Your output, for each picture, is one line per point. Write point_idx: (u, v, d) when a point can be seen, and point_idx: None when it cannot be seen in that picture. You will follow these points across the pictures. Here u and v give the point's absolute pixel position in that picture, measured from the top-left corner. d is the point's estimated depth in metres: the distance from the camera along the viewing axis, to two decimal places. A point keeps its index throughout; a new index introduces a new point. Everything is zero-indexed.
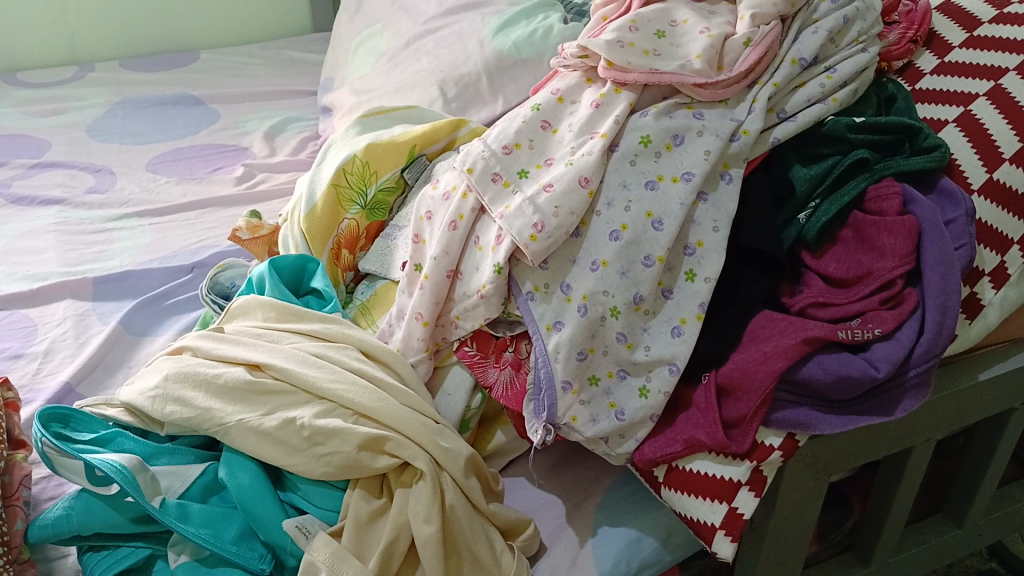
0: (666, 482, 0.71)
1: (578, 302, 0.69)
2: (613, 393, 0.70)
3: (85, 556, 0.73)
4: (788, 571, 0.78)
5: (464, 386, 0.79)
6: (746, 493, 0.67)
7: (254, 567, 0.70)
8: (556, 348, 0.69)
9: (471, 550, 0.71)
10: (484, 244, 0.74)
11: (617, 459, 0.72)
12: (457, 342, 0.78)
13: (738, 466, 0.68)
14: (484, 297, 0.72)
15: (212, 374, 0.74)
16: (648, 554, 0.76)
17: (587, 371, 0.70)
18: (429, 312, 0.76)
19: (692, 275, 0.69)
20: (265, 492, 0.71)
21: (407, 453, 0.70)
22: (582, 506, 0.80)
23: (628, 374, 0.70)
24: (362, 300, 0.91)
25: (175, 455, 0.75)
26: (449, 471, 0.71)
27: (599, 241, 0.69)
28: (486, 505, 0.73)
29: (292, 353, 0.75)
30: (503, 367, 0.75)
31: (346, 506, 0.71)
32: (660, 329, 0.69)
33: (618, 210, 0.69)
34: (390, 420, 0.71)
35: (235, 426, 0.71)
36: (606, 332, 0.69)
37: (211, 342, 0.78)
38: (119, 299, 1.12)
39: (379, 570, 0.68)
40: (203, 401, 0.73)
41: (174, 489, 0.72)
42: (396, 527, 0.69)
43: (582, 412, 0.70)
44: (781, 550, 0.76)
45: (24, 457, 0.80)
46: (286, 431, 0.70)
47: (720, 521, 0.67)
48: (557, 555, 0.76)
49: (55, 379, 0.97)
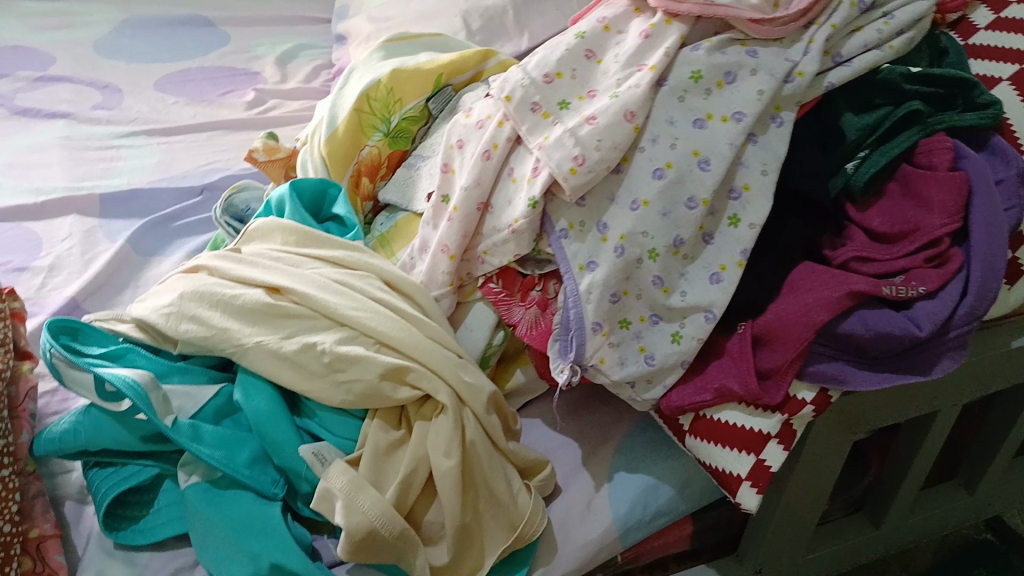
0: (691, 430, 0.69)
1: (615, 242, 0.66)
2: (644, 337, 0.68)
3: (91, 472, 0.73)
4: (801, 520, 0.78)
5: (487, 323, 0.77)
6: (775, 446, 0.66)
7: (268, 491, 0.69)
8: (588, 289, 0.67)
9: (489, 487, 0.70)
10: (518, 176, 0.71)
11: (642, 404, 0.70)
12: (482, 279, 0.76)
13: (768, 418, 0.66)
14: (514, 232, 0.70)
15: (230, 294, 0.72)
16: (664, 502, 0.77)
17: (618, 314, 0.68)
18: (456, 245, 0.73)
19: (736, 220, 0.66)
20: (282, 418, 0.69)
21: (429, 385, 0.68)
22: (598, 451, 0.79)
23: (660, 319, 0.68)
24: (381, 231, 0.88)
25: (188, 375, 0.74)
26: (471, 406, 0.70)
27: (641, 178, 0.66)
28: (506, 444, 0.72)
29: (313, 279, 0.73)
30: (528, 306, 0.74)
31: (364, 436, 0.69)
32: (698, 274, 0.67)
33: (663, 147, 0.66)
34: (412, 351, 0.69)
35: (252, 348, 0.69)
36: (642, 274, 0.66)
37: (228, 262, 0.76)
38: (127, 218, 1.09)
39: (396, 501, 0.67)
40: (219, 320, 0.71)
41: (186, 410, 0.71)
42: (414, 461, 0.68)
43: (611, 355, 0.68)
44: (799, 501, 0.75)
45: (30, 369, 0.76)
46: (306, 356, 0.68)
47: (747, 471, 0.66)
48: (572, 497, 0.76)
49: (61, 295, 0.94)
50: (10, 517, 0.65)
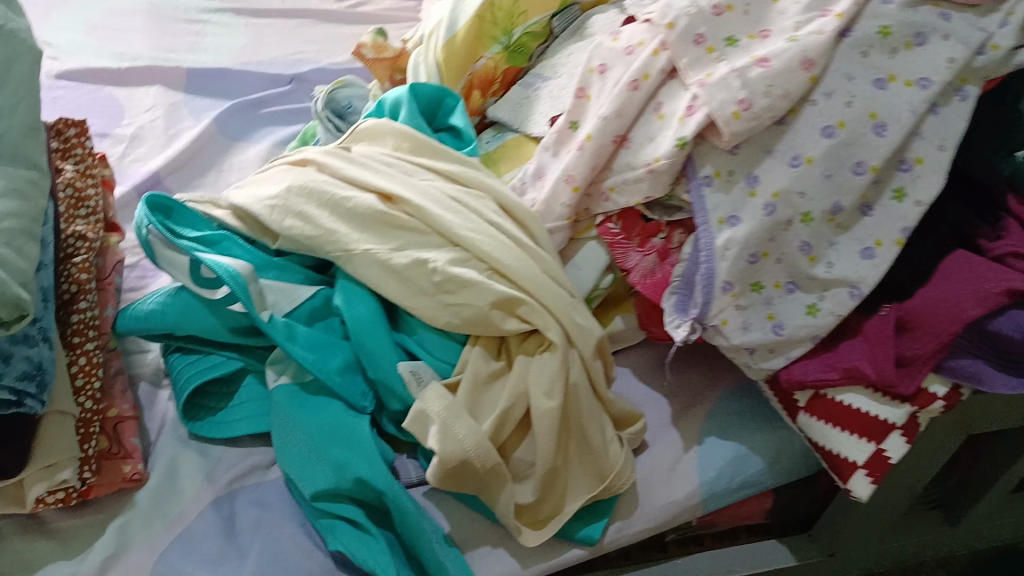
0: (807, 408, 0.66)
1: (765, 199, 0.62)
2: (775, 304, 0.64)
3: (173, 357, 0.70)
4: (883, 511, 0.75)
5: (598, 265, 0.72)
6: (897, 437, 0.63)
7: (357, 404, 0.66)
8: (726, 245, 0.63)
9: (583, 433, 0.67)
10: (667, 114, 0.65)
11: (756, 373, 0.66)
12: (601, 217, 0.72)
13: (896, 408, 0.63)
14: (653, 172, 0.65)
15: (340, 196, 0.68)
16: (752, 473, 0.73)
17: (752, 276, 0.64)
18: (583, 176, 0.69)
19: (901, 193, 0.61)
20: (380, 330, 0.66)
21: (540, 321, 0.65)
22: (690, 412, 0.76)
23: (798, 288, 0.64)
24: (489, 150, 0.83)
25: (284, 272, 0.70)
26: (578, 348, 0.66)
27: (806, 133, 0.61)
28: (605, 392, 0.68)
29: (428, 191, 0.69)
30: (647, 253, 0.69)
31: (464, 362, 0.66)
32: (850, 246, 0.62)
33: (836, 103, 0.61)
34: (526, 283, 0.65)
35: (359, 255, 0.66)
36: (788, 237, 0.62)
37: (338, 161, 0.72)
38: (212, 98, 1.04)
39: (491, 434, 0.63)
40: (327, 221, 0.67)
41: (280, 307, 0.68)
42: (513, 396, 0.64)
43: (736, 317, 0.64)
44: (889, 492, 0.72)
45: (116, 241, 0.74)
46: (416, 272, 0.65)
47: (865, 459, 0.63)
48: (659, 454, 0.73)
49: (143, 168, 0.91)
50: (92, 394, 0.62)
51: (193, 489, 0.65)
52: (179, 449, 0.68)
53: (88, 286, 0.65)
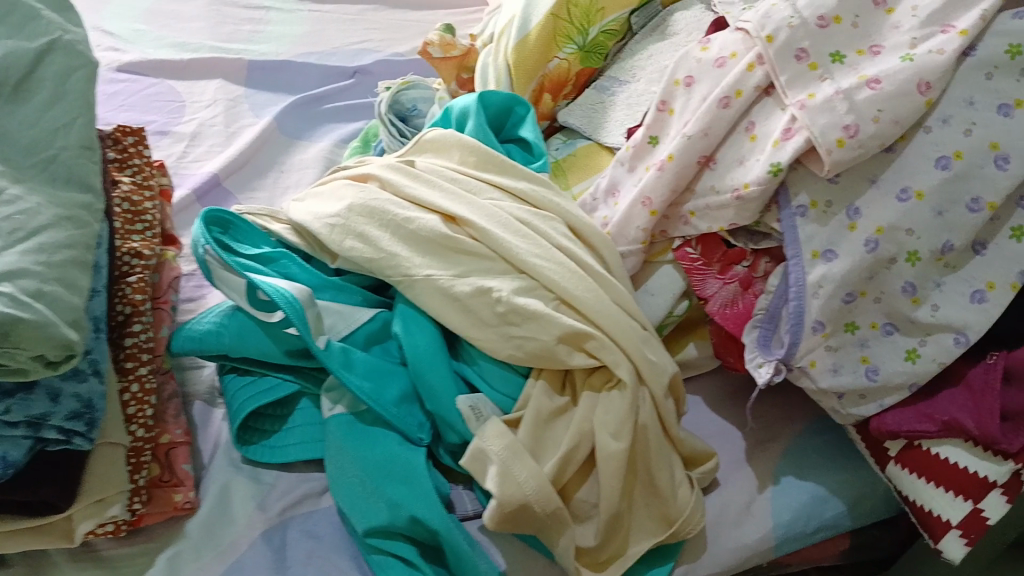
0: (897, 458, 0.60)
1: (867, 234, 0.56)
2: (870, 346, 0.58)
3: (228, 376, 0.68)
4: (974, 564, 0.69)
5: (673, 291, 0.67)
6: (998, 496, 0.56)
7: (414, 437, 0.64)
8: (819, 282, 0.57)
9: (651, 475, 0.63)
10: (759, 134, 0.59)
11: (845, 419, 0.61)
12: (679, 240, 0.66)
13: (998, 465, 0.56)
14: (740, 199, 0.59)
15: (402, 216, 0.64)
16: (830, 517, 0.68)
17: (846, 316, 0.58)
18: (661, 200, 0.63)
19: (1020, 232, 0.55)
20: (440, 360, 0.63)
21: (609, 359, 0.60)
22: (765, 447, 0.71)
23: (897, 331, 0.58)
24: (557, 158, 0.78)
25: (341, 293, 0.67)
26: (649, 386, 0.62)
27: (918, 163, 0.55)
28: (677, 432, 0.64)
29: (494, 212, 0.64)
30: (727, 282, 0.64)
31: (525, 396, 0.62)
32: (958, 289, 0.56)
33: (955, 130, 0.54)
34: (596, 317, 0.61)
35: (421, 281, 0.62)
36: (890, 277, 0.56)
37: (401, 175, 0.67)
38: (273, 92, 1.01)
39: (554, 476, 0.60)
40: (388, 243, 0.63)
41: (338, 331, 0.65)
42: (579, 435, 0.61)
43: (824, 359, 0.59)
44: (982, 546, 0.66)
45: (175, 256, 0.71)
46: (479, 302, 0.61)
47: (958, 519, 0.57)
48: (730, 495, 0.68)
49: (202, 169, 0.89)
50: (144, 421, 0.61)
51: (246, 517, 0.64)
52: (232, 474, 0.66)
53: (144, 307, 0.64)
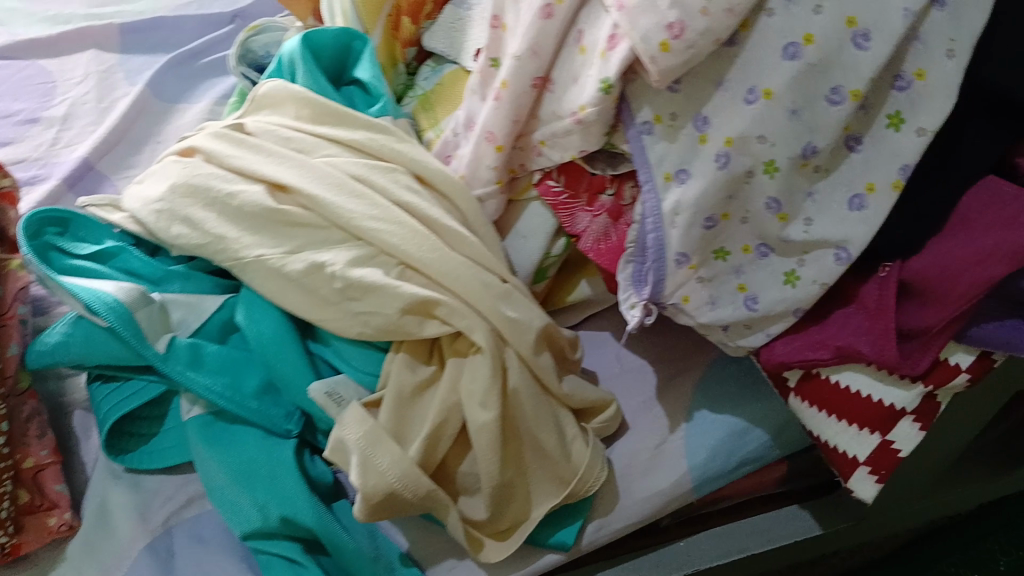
0: (797, 391, 0.53)
1: (717, 147, 0.47)
2: (746, 273, 0.51)
3: (94, 385, 0.65)
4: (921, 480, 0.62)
5: (545, 231, 0.60)
6: (907, 424, 0.50)
7: (279, 429, 0.59)
8: (675, 209, 0.49)
9: (535, 439, 0.57)
10: (588, 45, 0.51)
11: (734, 351, 0.54)
12: (540, 173, 0.58)
13: (906, 391, 0.49)
14: (581, 123, 0.51)
15: (226, 193, 0.57)
16: (754, 449, 0.62)
17: (714, 242, 0.50)
18: (505, 133, 0.55)
19: (898, 119, 0.46)
20: (288, 346, 0.58)
21: (462, 324, 0.55)
22: (677, 380, 0.65)
23: (772, 252, 0.50)
24: (425, 90, 0.69)
25: (189, 282, 0.63)
26: (513, 345, 0.56)
27: (765, 56, 0.45)
28: (559, 387, 0.58)
29: (325, 173, 0.57)
30: (596, 214, 0.57)
31: (386, 375, 0.57)
32: (833, 196, 0.48)
33: (804, 9, 0.44)
34: (444, 278, 0.55)
35: (252, 263, 0.56)
36: (752, 193, 0.48)
37: (228, 144, 0.60)
38: (150, 55, 0.94)
39: (421, 458, 0.55)
40: (214, 224, 0.57)
41: (188, 324, 0.61)
42: (444, 409, 0.55)
43: (698, 292, 0.51)
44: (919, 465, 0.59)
45: (21, 264, 0.67)
46: (315, 279, 0.55)
47: (867, 456, 0.50)
48: (639, 439, 0.63)
49: (72, 154, 0.82)
50: None
51: (127, 530, 0.61)
52: (109, 487, 0.63)
53: None
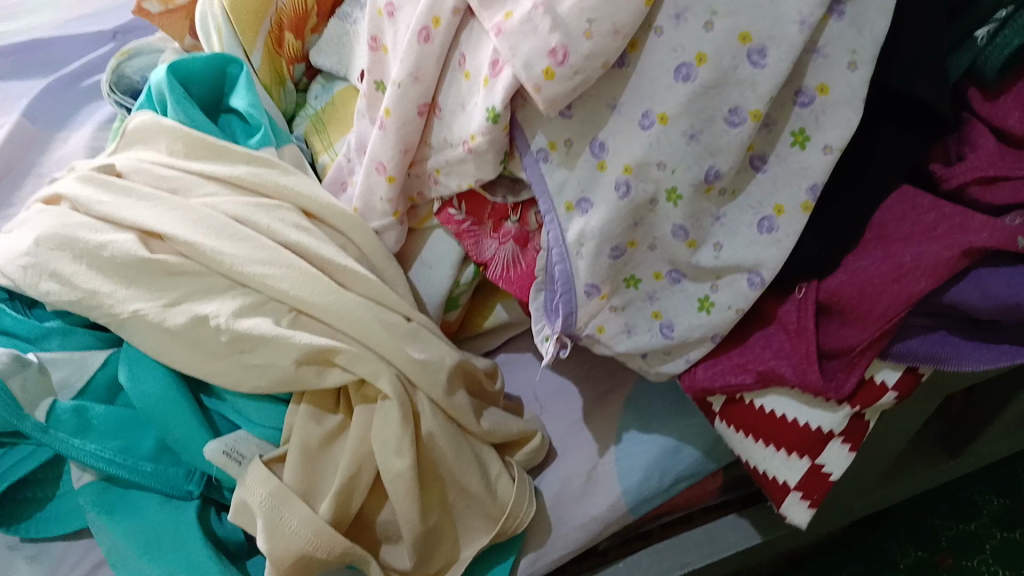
0: (724, 416, 0.51)
1: (616, 175, 0.44)
2: (659, 299, 0.48)
3: None
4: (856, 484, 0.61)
5: (451, 259, 0.56)
6: (838, 446, 0.48)
7: (179, 491, 0.55)
8: (579, 240, 0.46)
9: (458, 481, 0.54)
10: (472, 69, 0.47)
11: (657, 376, 0.52)
12: (439, 202, 0.54)
13: (832, 413, 0.47)
14: (473, 152, 0.47)
15: (95, 243, 0.51)
16: (687, 467, 0.60)
17: (623, 271, 0.47)
18: (394, 163, 0.51)
19: (802, 137, 0.43)
20: (181, 405, 0.53)
21: (367, 371, 0.50)
22: (605, 401, 0.63)
23: (684, 277, 0.47)
24: (316, 110, 0.65)
25: (70, 338, 0.57)
26: (424, 389, 0.52)
27: (656, 76, 0.42)
28: (478, 424, 0.55)
29: (204, 216, 0.52)
30: (503, 241, 0.53)
31: (290, 427, 0.53)
32: (741, 218, 0.45)
33: (693, 26, 0.41)
34: (341, 324, 0.51)
35: (130, 320, 0.50)
36: (657, 220, 0.45)
37: (94, 186, 0.54)
38: (29, 78, 0.88)
39: (334, 516, 0.51)
40: (84, 278, 0.50)
41: (72, 385, 0.55)
42: (354, 461, 0.51)
43: (613, 321, 0.48)
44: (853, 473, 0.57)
45: None
46: (199, 333, 0.50)
47: (798, 481, 0.48)
48: (570, 466, 0.60)
49: None
50: None
51: None
52: None
53: None
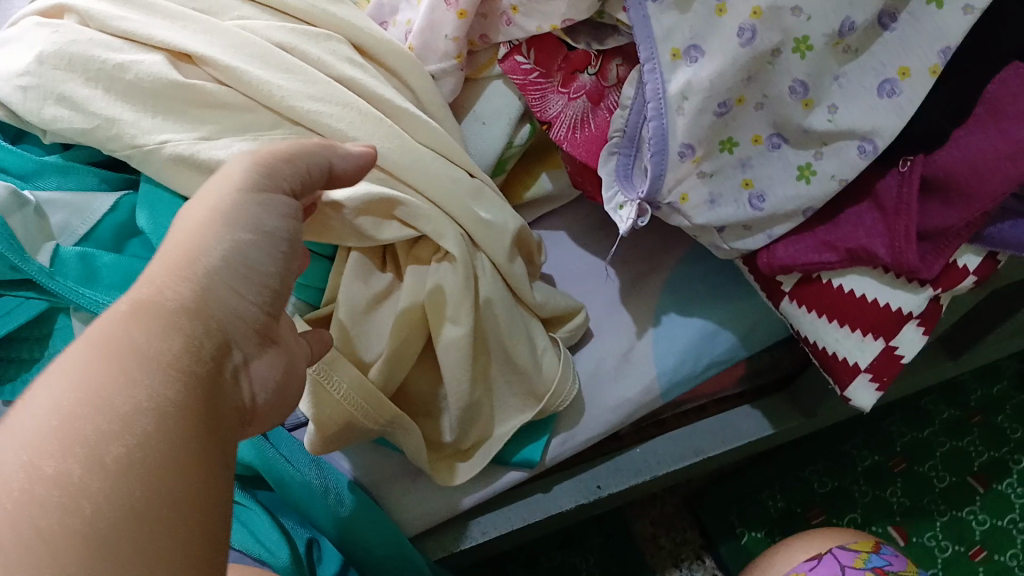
0: (793, 295, 0.49)
1: (742, 20, 0.40)
2: (752, 168, 0.45)
3: None
4: None
5: (508, 115, 0.52)
6: (912, 328, 0.47)
7: None
8: (684, 92, 0.42)
9: (506, 351, 0.50)
10: None
11: (727, 253, 0.49)
12: (507, 47, 0.50)
13: (914, 293, 0.46)
14: None
15: (112, 64, 0.44)
16: (723, 352, 0.58)
17: (722, 132, 0.44)
18: None
19: None
20: None
21: (432, 228, 0.46)
22: (642, 281, 0.60)
23: (785, 143, 0.44)
24: None
25: (70, 177, 0.51)
26: (486, 251, 0.49)
27: None
28: (531, 295, 0.51)
29: (240, 40, 0.46)
30: (574, 97, 0.48)
31: (331, 285, 0.49)
32: (861, 80, 0.42)
33: None
34: (405, 174, 0.46)
35: (157, 152, 0.44)
36: (776, 76, 0.42)
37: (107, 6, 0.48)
38: None
39: (382, 381, 0.48)
40: (102, 103, 0.44)
41: (72, 230, 0.50)
42: (404, 325, 0.47)
43: (698, 189, 0.45)
44: None
45: None
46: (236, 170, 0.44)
47: (870, 363, 0.47)
48: (605, 346, 0.58)
49: None
50: None
51: None
52: None
53: None
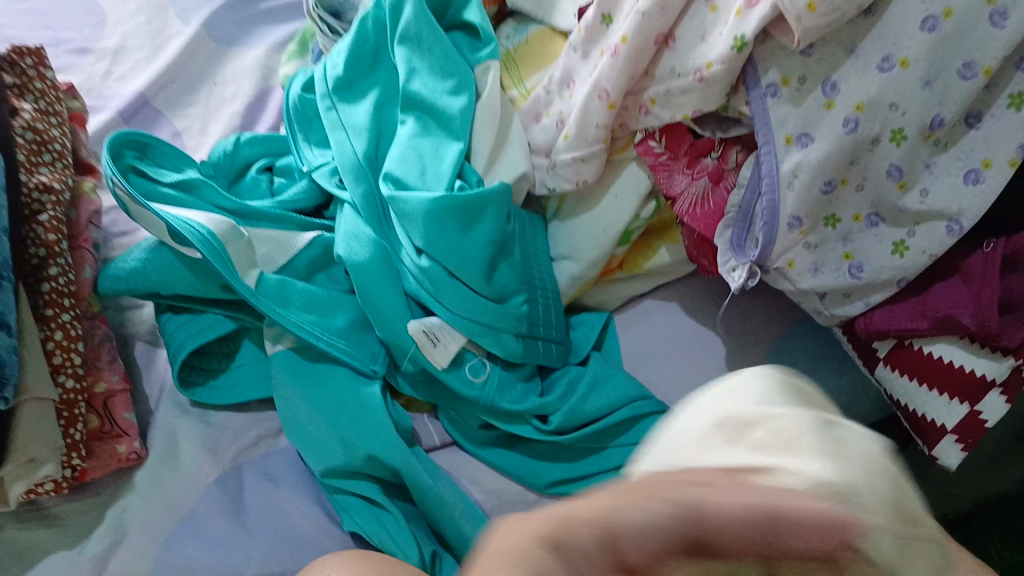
0: (886, 360, 0.55)
1: (846, 112, 0.48)
2: (853, 241, 0.52)
3: (164, 317, 0.64)
4: None
5: (638, 192, 0.61)
6: (997, 396, 0.51)
7: (366, 368, 0.60)
8: (795, 170, 0.50)
9: None
10: (720, 5, 0.52)
11: (827, 319, 0.56)
12: (642, 134, 0.59)
13: (997, 363, 0.51)
14: (704, 82, 0.52)
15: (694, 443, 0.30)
16: None
17: (827, 208, 0.51)
18: (619, 91, 0.55)
19: (1020, 100, 0.47)
20: (389, 279, 0.59)
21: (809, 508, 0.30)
22: None
23: (882, 221, 0.52)
24: (509, 48, 0.70)
25: (276, 220, 0.64)
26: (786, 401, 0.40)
27: (903, 26, 0.47)
28: None
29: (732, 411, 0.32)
30: (697, 177, 0.57)
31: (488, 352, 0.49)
32: (949, 169, 0.49)
33: None
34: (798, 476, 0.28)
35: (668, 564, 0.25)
36: (874, 160, 0.50)
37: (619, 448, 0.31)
38: None
39: None
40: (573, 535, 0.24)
41: (274, 261, 0.61)
42: None
43: (804, 257, 0.53)
44: None
45: (92, 189, 0.67)
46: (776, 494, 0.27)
47: (956, 424, 0.52)
48: None
49: (127, 88, 0.81)
50: (72, 371, 0.57)
51: (198, 466, 0.60)
52: (179, 418, 0.62)
53: (60, 249, 0.59)
